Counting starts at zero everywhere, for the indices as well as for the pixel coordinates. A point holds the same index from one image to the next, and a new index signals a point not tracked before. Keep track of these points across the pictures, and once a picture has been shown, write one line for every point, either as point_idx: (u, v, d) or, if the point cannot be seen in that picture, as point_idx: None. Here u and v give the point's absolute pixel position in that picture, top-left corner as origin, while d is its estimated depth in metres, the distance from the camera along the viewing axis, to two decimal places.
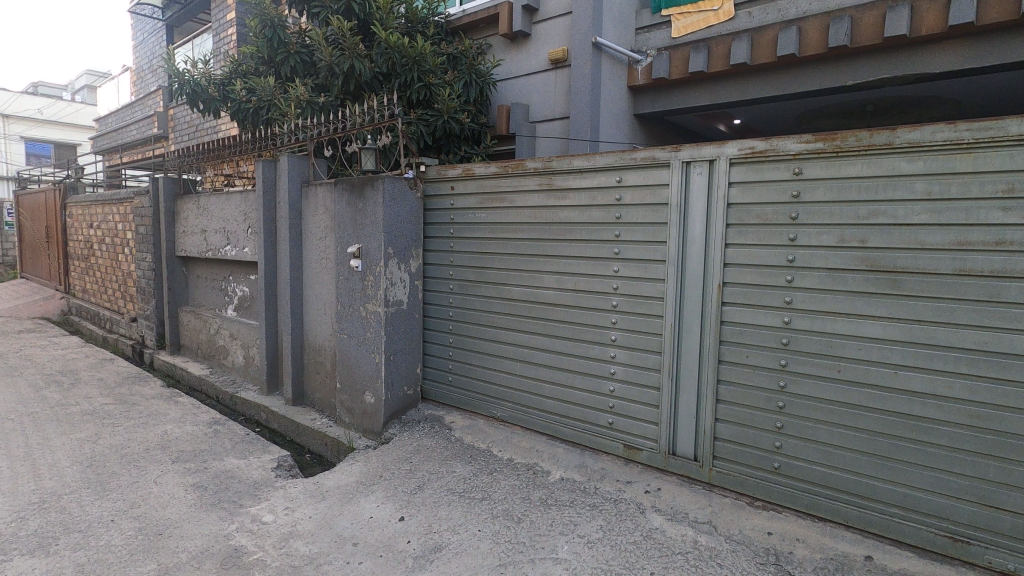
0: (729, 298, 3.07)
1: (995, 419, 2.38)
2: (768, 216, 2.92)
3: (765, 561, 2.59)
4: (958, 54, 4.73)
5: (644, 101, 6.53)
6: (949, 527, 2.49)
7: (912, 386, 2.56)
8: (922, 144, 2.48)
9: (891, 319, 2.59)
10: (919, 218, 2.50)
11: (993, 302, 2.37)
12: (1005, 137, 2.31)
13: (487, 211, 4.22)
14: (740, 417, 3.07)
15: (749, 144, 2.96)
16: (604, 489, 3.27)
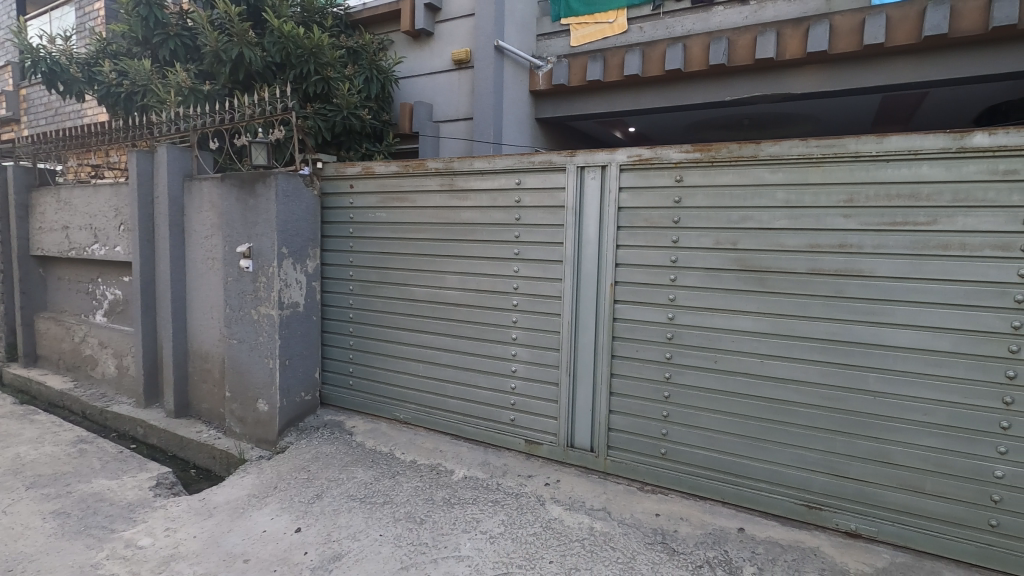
0: (621, 296, 3.26)
1: (841, 398, 2.73)
2: (654, 219, 3.14)
3: (653, 541, 2.78)
4: (815, 77, 5.35)
5: (545, 106, 6.72)
6: (807, 496, 2.82)
7: (776, 373, 2.86)
8: (782, 157, 2.78)
9: (759, 314, 2.89)
10: (779, 223, 2.81)
11: (839, 297, 2.70)
12: (845, 153, 2.64)
13: (388, 211, 4.15)
14: (631, 408, 3.27)
15: (637, 152, 3.15)
16: (506, 484, 3.34)
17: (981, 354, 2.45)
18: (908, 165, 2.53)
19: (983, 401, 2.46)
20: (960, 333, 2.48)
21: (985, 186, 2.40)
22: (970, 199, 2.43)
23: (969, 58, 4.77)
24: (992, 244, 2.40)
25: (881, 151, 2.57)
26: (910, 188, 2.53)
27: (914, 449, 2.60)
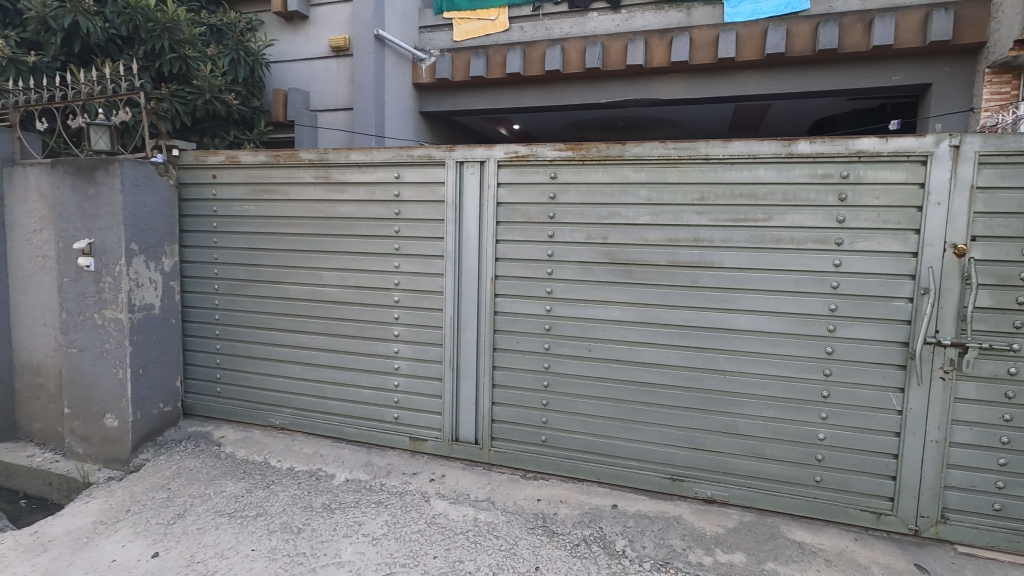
0: (502, 290, 3.33)
1: (697, 378, 3.00)
2: (531, 215, 3.24)
3: (534, 525, 2.88)
4: (678, 85, 5.81)
5: (429, 99, 6.64)
6: (671, 470, 3.08)
7: (644, 358, 3.09)
8: (645, 158, 2.99)
9: (627, 304, 3.09)
10: (643, 219, 3.02)
11: (694, 287, 2.97)
12: (697, 155, 2.90)
13: (257, 204, 3.87)
14: (513, 399, 3.36)
15: (513, 149, 3.23)
16: (389, 484, 3.28)
17: (807, 334, 2.82)
18: (748, 168, 2.84)
19: (809, 374, 2.83)
20: (790, 316, 2.84)
21: (808, 188, 2.76)
22: (796, 199, 2.78)
23: (801, 76, 5.44)
24: (814, 238, 2.77)
25: (726, 154, 2.85)
26: (750, 189, 2.84)
27: (757, 419, 2.93)
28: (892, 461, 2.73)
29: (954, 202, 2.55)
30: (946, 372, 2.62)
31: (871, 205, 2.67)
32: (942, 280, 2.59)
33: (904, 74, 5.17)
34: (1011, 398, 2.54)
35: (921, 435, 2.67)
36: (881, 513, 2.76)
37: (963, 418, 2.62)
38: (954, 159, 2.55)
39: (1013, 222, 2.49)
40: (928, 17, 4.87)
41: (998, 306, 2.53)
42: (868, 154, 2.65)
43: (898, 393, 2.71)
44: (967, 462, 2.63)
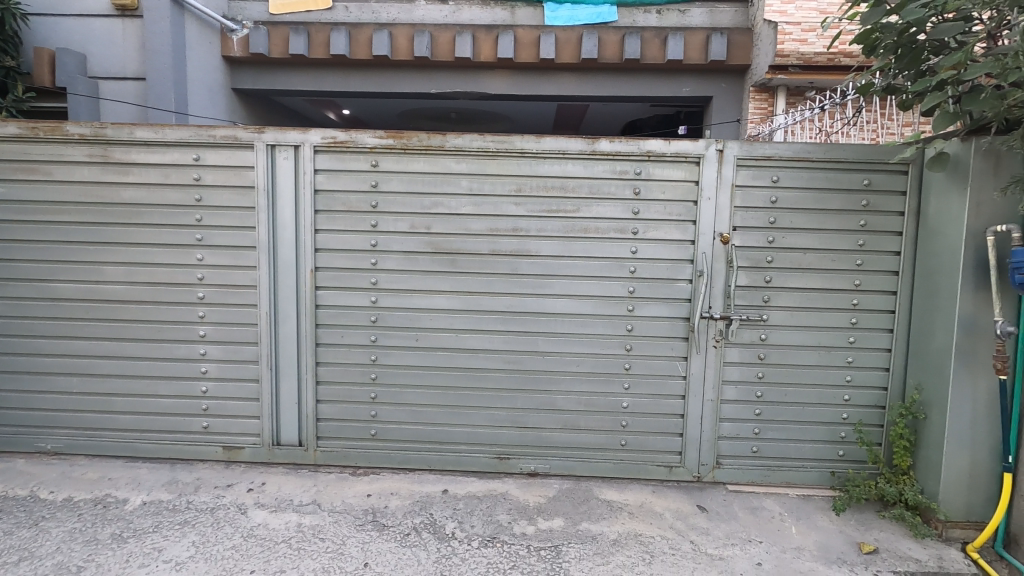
0: (322, 282, 3.17)
1: (519, 360, 3.18)
2: (352, 203, 3.12)
3: (363, 521, 2.80)
4: (504, 81, 6.03)
5: (242, 75, 6.02)
6: (497, 449, 3.23)
7: (470, 344, 3.18)
8: (464, 149, 3.06)
9: (452, 292, 3.15)
10: (465, 209, 3.10)
11: (514, 275, 3.13)
12: (513, 150, 3.05)
13: (9, 185, 3.17)
14: (339, 395, 3.24)
15: (331, 134, 3.08)
16: (198, 501, 2.95)
17: (611, 314, 3.13)
18: (558, 162, 3.06)
19: (613, 350, 3.15)
20: (597, 299, 3.13)
21: (608, 182, 3.06)
22: (599, 193, 3.07)
23: (611, 81, 5.99)
24: (615, 228, 3.08)
25: (539, 149, 3.04)
26: (560, 182, 3.07)
27: (572, 394, 3.20)
28: (680, 420, 3.18)
29: (720, 198, 3.03)
30: (718, 341, 3.10)
31: (659, 199, 3.06)
32: (713, 264, 3.06)
33: (691, 87, 5.97)
34: (763, 359, 3.10)
35: (701, 396, 3.14)
36: (673, 466, 3.20)
37: (730, 378, 3.13)
38: (719, 161, 3.01)
39: (761, 215, 3.03)
40: (708, 39, 5.67)
41: (753, 285, 3.06)
42: (655, 154, 3.03)
43: (683, 361, 3.14)
44: (733, 415, 3.15)
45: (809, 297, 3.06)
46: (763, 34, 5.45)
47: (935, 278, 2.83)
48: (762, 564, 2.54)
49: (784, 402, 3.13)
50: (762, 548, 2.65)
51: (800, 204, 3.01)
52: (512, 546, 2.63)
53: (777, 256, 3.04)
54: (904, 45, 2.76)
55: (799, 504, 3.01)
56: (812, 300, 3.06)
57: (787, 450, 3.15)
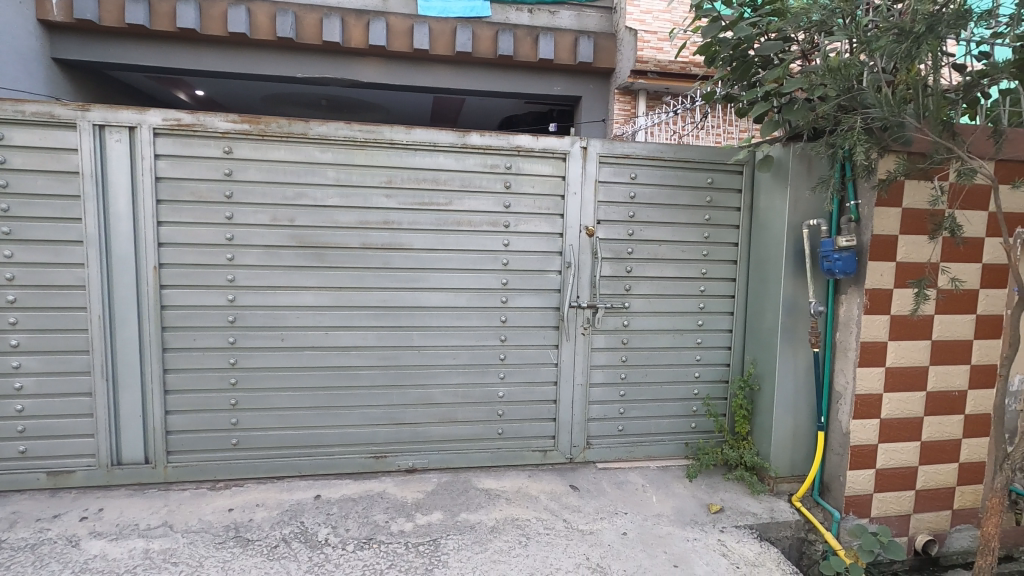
0: (169, 280, 2.85)
1: (393, 356, 3.11)
2: (202, 193, 2.84)
3: (225, 538, 2.57)
4: (377, 68, 5.83)
5: (65, 44, 5.21)
6: (373, 448, 3.15)
7: (341, 342, 3.05)
8: (329, 138, 2.91)
9: (320, 288, 3.00)
10: (332, 201, 2.96)
11: (387, 268, 3.05)
12: (383, 140, 2.96)
13: None
14: (193, 404, 2.95)
15: (174, 116, 2.77)
16: (13, 538, 2.50)
17: (485, 306, 3.18)
18: (428, 155, 3.03)
19: (488, 341, 3.21)
20: (471, 291, 3.16)
21: (480, 175, 3.09)
22: (471, 186, 3.09)
23: (485, 76, 6.05)
24: (487, 221, 3.13)
25: (409, 141, 2.99)
26: (431, 175, 3.04)
27: (448, 387, 3.20)
28: (553, 406, 3.32)
29: (585, 192, 3.19)
30: (585, 328, 3.28)
31: (529, 193, 3.15)
32: (580, 256, 3.22)
33: (562, 86, 6.22)
34: (626, 343, 3.33)
35: (571, 381, 3.30)
36: (547, 450, 3.33)
37: (597, 362, 3.32)
38: (583, 157, 3.17)
39: (621, 209, 3.24)
40: (576, 41, 5.95)
41: (615, 275, 3.27)
42: (524, 149, 3.11)
43: (555, 349, 3.28)
44: (601, 397, 3.35)
45: (664, 284, 3.33)
46: (626, 40, 5.85)
47: (765, 266, 3.22)
48: (627, 533, 2.74)
49: (645, 382, 3.39)
50: (627, 518, 2.86)
51: (654, 199, 3.26)
52: (389, 545, 2.57)
53: (636, 248, 3.27)
54: (737, 58, 3.09)
55: (659, 475, 3.29)
56: (666, 288, 3.34)
57: (648, 426, 3.42)
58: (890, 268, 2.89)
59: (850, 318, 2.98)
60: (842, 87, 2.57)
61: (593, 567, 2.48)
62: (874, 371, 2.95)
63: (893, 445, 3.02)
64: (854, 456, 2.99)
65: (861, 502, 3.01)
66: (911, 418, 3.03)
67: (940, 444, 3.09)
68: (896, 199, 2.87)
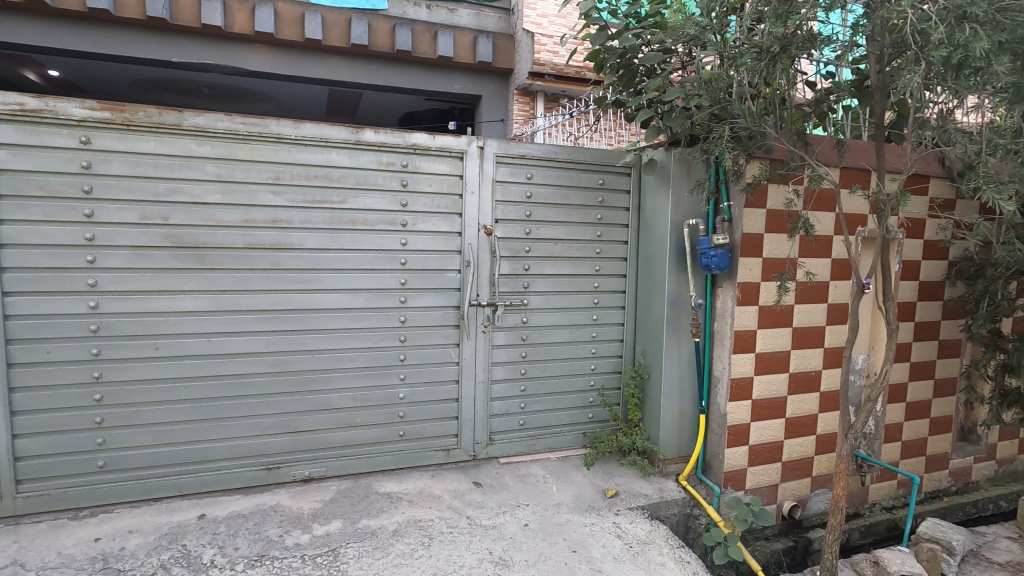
0: (13, 286, 2.51)
1: (285, 361, 2.96)
2: (54, 187, 2.53)
3: (90, 572, 2.31)
4: (264, 56, 5.50)
5: None
6: (265, 460, 2.98)
7: (226, 348, 2.85)
8: (207, 130, 2.71)
9: (200, 291, 2.78)
10: (212, 197, 2.75)
11: (276, 269, 2.90)
12: (268, 134, 2.80)
13: None
14: (49, 425, 2.62)
15: (17, 100, 2.44)
16: None
17: (383, 306, 3.11)
18: (320, 151, 2.91)
19: (387, 342, 3.15)
20: (368, 292, 3.08)
21: (375, 173, 3.02)
22: (366, 184, 3.01)
23: (382, 70, 5.91)
24: (384, 220, 3.06)
25: (298, 135, 2.85)
26: (323, 171, 2.93)
27: (346, 391, 3.10)
28: (456, 404, 3.32)
29: (482, 192, 3.23)
30: (486, 326, 3.31)
31: (427, 191, 3.13)
32: (479, 254, 3.26)
33: (462, 84, 6.22)
34: (526, 339, 3.42)
35: (473, 379, 3.33)
36: (450, 448, 3.33)
37: (498, 359, 3.37)
38: (480, 157, 3.20)
39: (519, 209, 3.31)
40: (475, 41, 5.98)
41: (514, 273, 3.34)
42: (421, 147, 3.08)
43: (456, 348, 3.29)
44: (502, 393, 3.41)
45: (560, 282, 3.45)
46: (524, 41, 6.00)
47: (652, 262, 3.44)
48: (528, 524, 2.81)
49: (544, 376, 3.49)
50: (528, 510, 2.93)
51: (550, 199, 3.37)
52: (282, 560, 2.44)
53: (533, 246, 3.36)
54: (624, 66, 3.28)
55: (559, 466, 3.41)
56: (563, 284, 3.46)
57: (548, 419, 3.53)
58: (756, 263, 3.21)
59: (726, 310, 3.27)
60: (715, 99, 2.77)
61: (496, 561, 2.52)
62: (746, 356, 3.26)
63: (763, 423, 3.35)
64: (730, 435, 3.28)
65: (737, 476, 3.31)
66: (777, 397, 3.38)
67: (801, 420, 3.48)
68: (761, 201, 3.18)
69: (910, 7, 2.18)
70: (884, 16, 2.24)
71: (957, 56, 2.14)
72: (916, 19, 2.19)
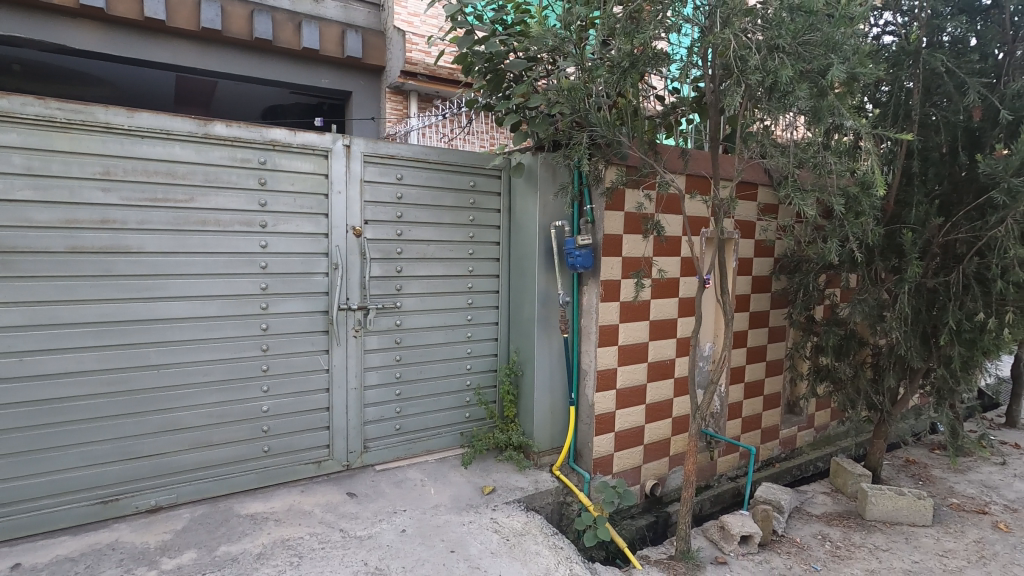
0: None
1: (123, 380, 2.64)
2: None
3: None
4: (92, 34, 4.85)
5: None
6: (100, 493, 2.63)
7: (46, 368, 2.47)
8: (13, 115, 2.33)
9: (9, 303, 2.38)
10: (22, 194, 2.37)
11: (108, 276, 2.56)
12: (94, 123, 2.48)
13: None
14: None
15: None
16: None
17: (239, 314, 2.88)
18: (161, 143, 2.63)
19: (246, 352, 2.92)
20: (223, 299, 2.84)
21: (227, 170, 2.79)
22: (217, 181, 2.77)
23: (239, 59, 5.49)
24: (239, 220, 2.84)
25: (132, 126, 2.55)
26: (166, 166, 2.65)
27: (198, 408, 2.83)
28: (326, 413, 3.17)
29: (350, 192, 3.12)
30: (357, 331, 3.20)
31: (288, 191, 2.95)
32: (348, 256, 3.14)
33: (330, 79, 5.98)
34: (400, 342, 3.36)
35: (344, 386, 3.20)
36: (321, 460, 3.18)
37: (371, 364, 3.28)
38: (346, 156, 3.09)
39: (389, 209, 3.24)
40: (343, 34, 5.82)
41: (386, 274, 3.26)
42: (281, 143, 2.90)
43: (325, 354, 3.14)
44: (377, 399, 3.32)
45: (434, 283, 3.44)
46: (394, 40, 5.94)
47: (523, 263, 3.56)
48: (405, 530, 2.77)
49: (420, 378, 3.46)
50: (406, 515, 2.89)
51: (421, 200, 3.34)
52: None
53: (405, 247, 3.31)
54: (491, 70, 3.36)
55: (436, 467, 3.40)
56: (436, 286, 3.46)
57: (425, 421, 3.50)
58: (617, 262, 3.45)
59: (591, 306, 3.47)
60: (574, 108, 2.94)
61: (371, 571, 2.45)
62: (610, 349, 3.50)
63: (626, 410, 3.62)
64: (598, 423, 3.50)
65: (604, 462, 3.54)
66: (638, 385, 3.66)
67: (659, 404, 3.80)
68: (619, 204, 3.43)
69: (734, 34, 2.48)
70: (715, 40, 2.50)
71: (769, 79, 2.48)
72: (738, 45, 2.50)
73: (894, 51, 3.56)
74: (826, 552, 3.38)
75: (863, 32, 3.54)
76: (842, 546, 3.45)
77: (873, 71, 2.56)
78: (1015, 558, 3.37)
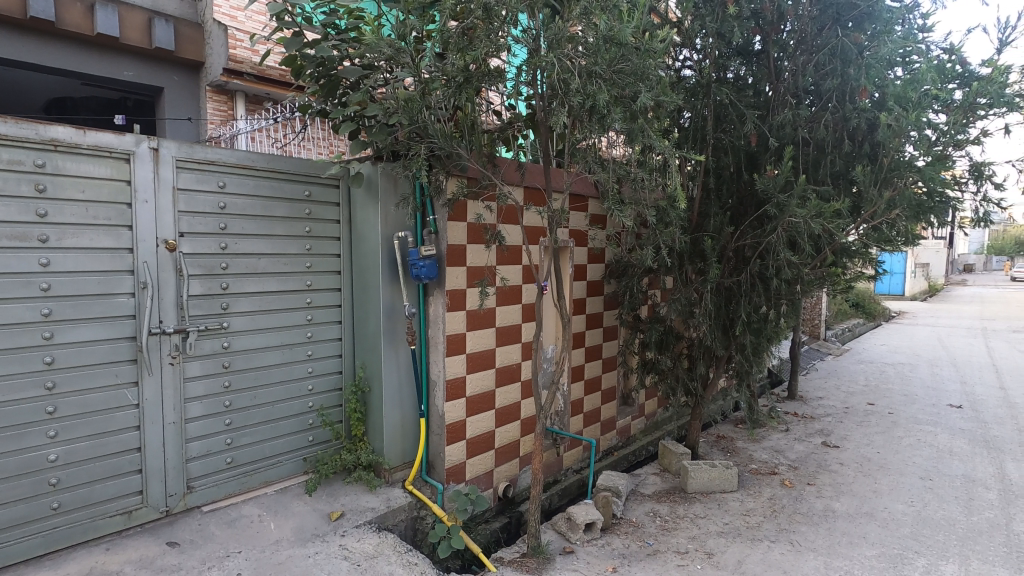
0: None
1: None
2: None
3: None
4: None
5: None
6: None
7: None
8: None
9: None
10: None
11: None
12: None
13: None
14: None
15: None
16: None
17: (12, 347, 2.39)
18: None
19: (24, 393, 2.42)
20: None
21: None
22: None
23: (9, 41, 4.59)
24: (8, 234, 2.36)
25: None
26: None
27: None
28: (137, 455, 2.76)
29: (160, 201, 2.77)
30: (174, 357, 2.84)
31: (76, 199, 2.52)
32: (159, 273, 2.78)
33: (134, 72, 5.29)
34: (228, 366, 3.05)
35: (159, 421, 2.81)
36: (132, 510, 2.75)
37: (193, 394, 2.93)
38: (154, 161, 2.74)
39: (210, 220, 2.93)
40: (150, 22, 5.21)
41: (208, 293, 2.94)
42: (65, 144, 2.48)
43: (133, 387, 2.73)
44: (201, 432, 2.96)
45: (266, 299, 3.18)
46: (215, 34, 5.47)
47: (365, 274, 3.46)
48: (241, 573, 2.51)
49: (254, 405, 3.17)
50: (240, 558, 2.62)
51: (248, 210, 3.08)
52: None
53: (231, 262, 3.02)
54: (324, 75, 3.23)
55: (276, 499, 3.13)
56: (269, 302, 3.20)
57: (261, 450, 3.21)
58: (461, 272, 3.51)
59: (437, 316, 3.48)
60: (412, 118, 2.88)
61: None
62: (458, 358, 3.54)
63: (476, 417, 3.68)
64: (448, 433, 3.51)
65: (456, 470, 3.56)
66: (486, 391, 3.75)
67: (507, 408, 3.92)
68: (460, 215, 3.50)
69: (559, 58, 2.68)
70: (541, 63, 2.69)
71: (588, 102, 2.72)
72: (561, 69, 2.71)
73: (691, 83, 4.12)
74: (656, 527, 3.76)
75: (666, 65, 4.05)
76: (669, 519, 3.86)
77: (673, 99, 2.93)
78: (796, 508, 4.06)
